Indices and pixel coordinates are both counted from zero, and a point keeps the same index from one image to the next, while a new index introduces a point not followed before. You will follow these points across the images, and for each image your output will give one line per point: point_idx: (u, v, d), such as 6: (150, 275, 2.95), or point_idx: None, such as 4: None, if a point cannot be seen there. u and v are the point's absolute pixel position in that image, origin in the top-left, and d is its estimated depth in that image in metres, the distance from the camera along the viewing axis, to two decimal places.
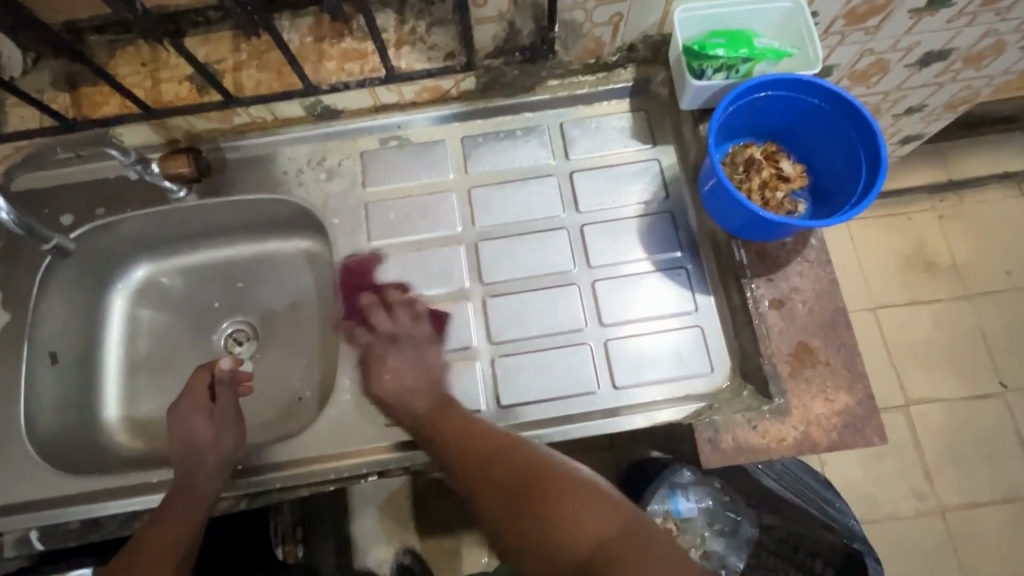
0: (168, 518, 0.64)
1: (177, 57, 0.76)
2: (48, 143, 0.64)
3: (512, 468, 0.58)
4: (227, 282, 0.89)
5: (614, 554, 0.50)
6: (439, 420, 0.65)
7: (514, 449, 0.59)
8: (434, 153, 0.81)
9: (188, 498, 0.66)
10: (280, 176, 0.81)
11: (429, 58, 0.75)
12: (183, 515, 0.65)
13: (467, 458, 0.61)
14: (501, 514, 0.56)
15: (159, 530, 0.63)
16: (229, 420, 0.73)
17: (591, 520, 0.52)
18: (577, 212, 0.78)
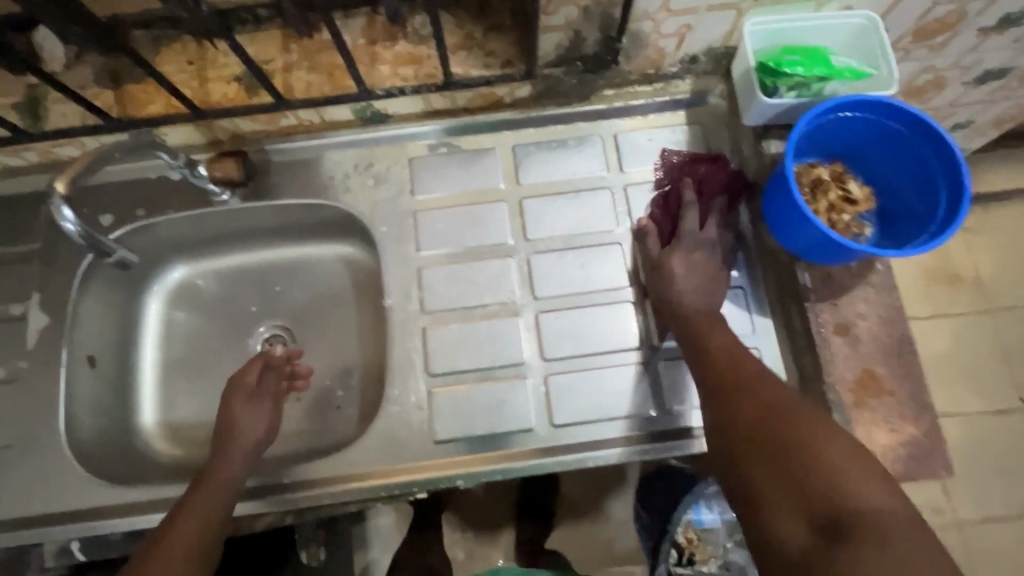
0: (192, 510, 0.62)
1: (225, 55, 0.73)
2: (107, 148, 0.61)
3: (762, 409, 0.55)
4: (263, 286, 0.87)
5: (884, 528, 0.44)
6: (709, 333, 0.64)
7: (773, 388, 0.57)
8: (484, 161, 0.79)
9: (215, 488, 0.64)
10: (325, 181, 0.78)
11: (486, 65, 0.72)
12: (208, 505, 0.62)
13: (729, 355, 0.61)
14: (751, 436, 0.54)
15: (185, 518, 0.61)
16: (267, 410, 0.73)
17: (835, 460, 0.50)
18: (631, 227, 0.77)
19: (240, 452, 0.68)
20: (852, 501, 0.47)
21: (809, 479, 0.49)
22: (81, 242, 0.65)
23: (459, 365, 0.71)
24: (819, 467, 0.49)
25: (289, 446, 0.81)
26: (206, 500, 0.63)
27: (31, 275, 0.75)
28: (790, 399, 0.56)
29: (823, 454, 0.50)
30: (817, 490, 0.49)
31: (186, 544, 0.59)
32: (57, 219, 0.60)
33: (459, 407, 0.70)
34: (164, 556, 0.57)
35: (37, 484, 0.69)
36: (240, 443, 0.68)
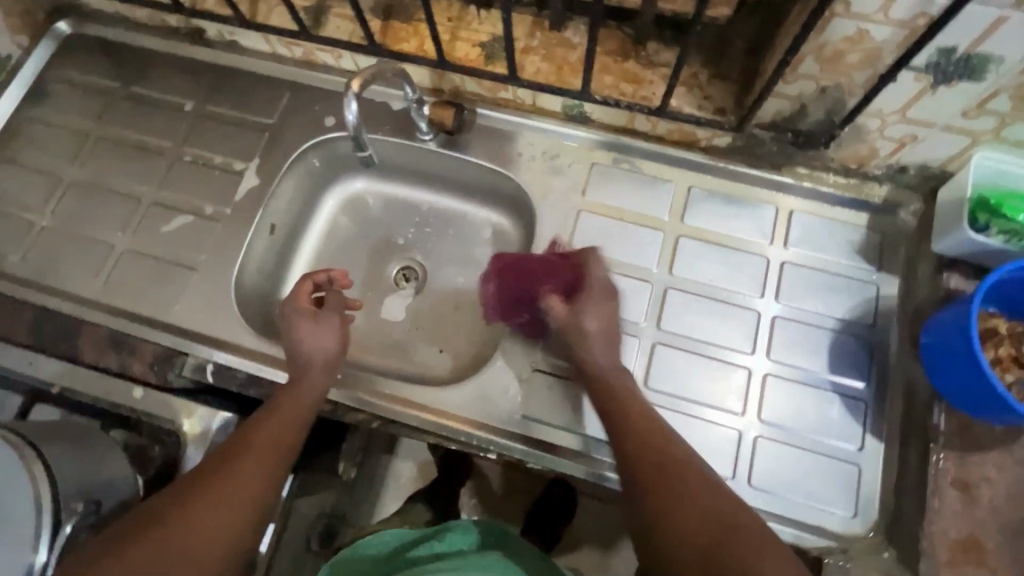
0: (279, 412, 0.66)
1: (480, 22, 0.82)
2: (381, 66, 0.73)
3: (664, 438, 0.61)
4: (417, 224, 0.97)
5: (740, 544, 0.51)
6: (611, 385, 0.67)
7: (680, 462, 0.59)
8: (658, 189, 0.82)
9: (295, 397, 0.69)
10: (514, 155, 0.86)
11: (700, 106, 0.76)
12: (287, 410, 0.67)
13: (622, 410, 0.65)
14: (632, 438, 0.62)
15: (267, 419, 0.65)
16: (327, 329, 0.74)
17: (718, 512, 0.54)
18: (773, 302, 0.77)
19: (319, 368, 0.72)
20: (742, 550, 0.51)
21: (668, 518, 0.55)
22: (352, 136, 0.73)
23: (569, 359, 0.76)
24: (696, 494, 0.56)
25: (389, 363, 0.90)
26: (286, 400, 0.68)
27: (259, 142, 0.90)
28: (672, 439, 0.61)
29: (671, 448, 0.60)
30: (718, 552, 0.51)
31: (266, 440, 0.63)
32: (344, 110, 0.70)
33: (556, 395, 0.75)
34: (251, 443, 0.62)
35: (204, 308, 0.81)
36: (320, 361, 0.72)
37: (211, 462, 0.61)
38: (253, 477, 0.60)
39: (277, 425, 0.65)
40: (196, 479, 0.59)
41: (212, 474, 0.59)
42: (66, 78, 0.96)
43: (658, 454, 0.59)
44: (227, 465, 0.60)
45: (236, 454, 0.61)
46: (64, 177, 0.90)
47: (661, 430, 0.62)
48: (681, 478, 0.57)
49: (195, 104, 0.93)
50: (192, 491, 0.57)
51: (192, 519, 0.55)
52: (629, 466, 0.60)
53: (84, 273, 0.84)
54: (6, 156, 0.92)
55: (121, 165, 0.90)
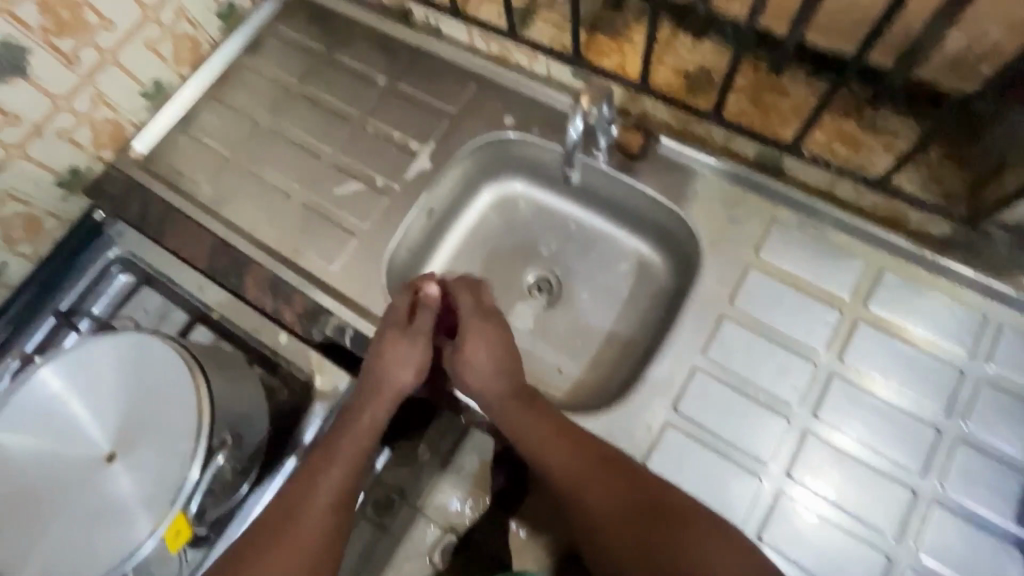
0: (344, 437, 0.72)
1: (689, 51, 0.79)
2: (599, 89, 0.72)
3: (582, 443, 0.68)
4: (562, 237, 0.96)
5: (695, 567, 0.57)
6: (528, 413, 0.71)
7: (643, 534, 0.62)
8: (843, 265, 0.75)
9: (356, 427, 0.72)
10: (688, 192, 0.81)
11: (925, 188, 0.69)
12: (348, 437, 0.72)
13: (551, 440, 0.68)
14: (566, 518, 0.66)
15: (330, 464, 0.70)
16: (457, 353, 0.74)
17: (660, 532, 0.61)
18: (957, 422, 0.67)
19: (385, 402, 0.74)
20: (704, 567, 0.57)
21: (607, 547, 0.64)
22: (568, 151, 0.77)
23: (705, 421, 0.70)
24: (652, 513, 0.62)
25: None
26: (345, 440, 0.71)
27: (438, 127, 0.92)
28: (588, 452, 0.67)
29: (569, 456, 0.67)
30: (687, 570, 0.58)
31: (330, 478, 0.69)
32: (569, 125, 0.72)
33: (683, 456, 0.69)
34: (311, 487, 0.69)
35: (355, 274, 0.85)
36: (387, 388, 0.74)
37: (285, 502, 0.68)
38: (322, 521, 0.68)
39: (341, 461, 0.70)
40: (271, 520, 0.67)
41: (289, 520, 0.67)
42: (282, 34, 1.04)
43: (590, 471, 0.66)
44: (296, 513, 0.67)
45: (304, 494, 0.68)
46: (261, 125, 0.98)
47: (544, 432, 0.69)
48: (601, 493, 0.65)
49: (387, 79, 0.97)
50: (270, 537, 0.66)
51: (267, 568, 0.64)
52: (579, 491, 0.66)
53: (259, 215, 0.91)
54: (218, 95, 1.02)
55: (310, 123, 0.96)
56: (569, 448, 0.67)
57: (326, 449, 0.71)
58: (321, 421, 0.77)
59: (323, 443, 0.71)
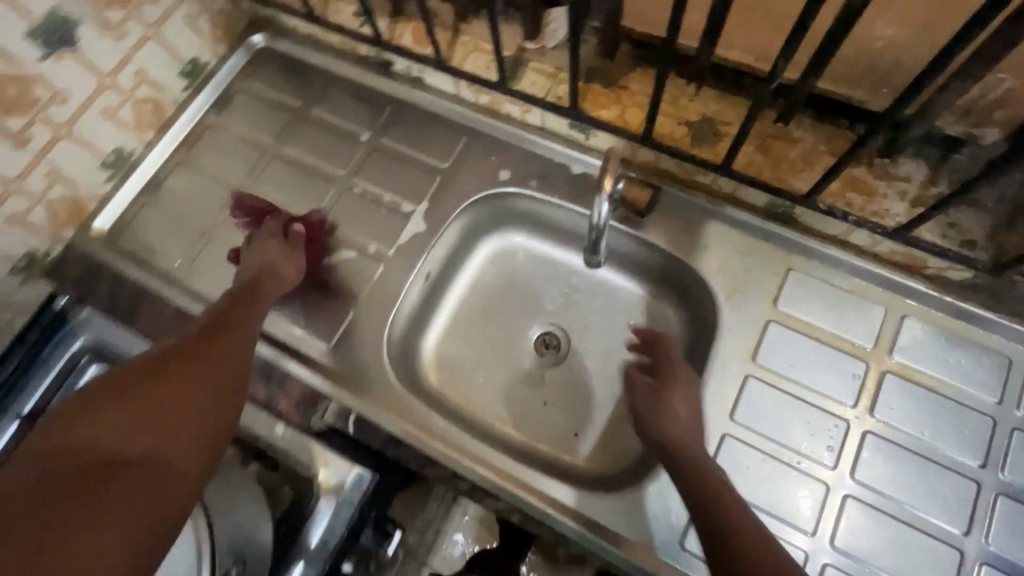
0: (180, 374, 0.63)
1: (690, 99, 0.76)
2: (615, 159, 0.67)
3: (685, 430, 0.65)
4: (567, 291, 0.90)
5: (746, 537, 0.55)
6: (666, 406, 0.67)
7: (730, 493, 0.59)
8: (863, 313, 0.73)
9: (218, 349, 0.66)
10: (699, 244, 0.78)
11: (943, 234, 0.67)
12: (209, 364, 0.65)
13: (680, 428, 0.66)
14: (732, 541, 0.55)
15: (175, 369, 0.63)
16: (665, 406, 0.67)
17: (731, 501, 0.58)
18: (997, 474, 0.65)
19: (239, 332, 0.69)
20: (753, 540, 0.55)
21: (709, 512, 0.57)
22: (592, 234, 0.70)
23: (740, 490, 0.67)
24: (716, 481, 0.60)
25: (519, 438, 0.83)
26: (206, 363, 0.64)
27: (429, 186, 0.87)
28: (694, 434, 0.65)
29: (686, 437, 0.64)
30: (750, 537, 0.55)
31: (188, 395, 0.61)
32: (595, 209, 0.67)
33: None
34: (169, 378, 0.62)
35: (353, 352, 0.79)
36: (253, 310, 0.72)
37: (82, 408, 0.58)
38: (175, 446, 0.57)
39: (199, 384, 0.63)
40: (77, 415, 0.58)
41: (119, 461, 0.53)
42: (252, 89, 0.98)
43: (692, 447, 0.63)
44: (141, 454, 0.55)
45: (119, 397, 0.59)
46: (238, 190, 0.91)
47: (676, 421, 0.67)
48: (697, 461, 0.62)
49: (371, 134, 0.92)
50: (82, 498, 0.49)
51: (125, 500, 0.51)
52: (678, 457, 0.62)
53: None
54: (187, 158, 0.95)
55: (291, 186, 0.90)
56: (693, 434, 0.65)
57: (173, 354, 0.64)
58: (329, 517, 0.71)
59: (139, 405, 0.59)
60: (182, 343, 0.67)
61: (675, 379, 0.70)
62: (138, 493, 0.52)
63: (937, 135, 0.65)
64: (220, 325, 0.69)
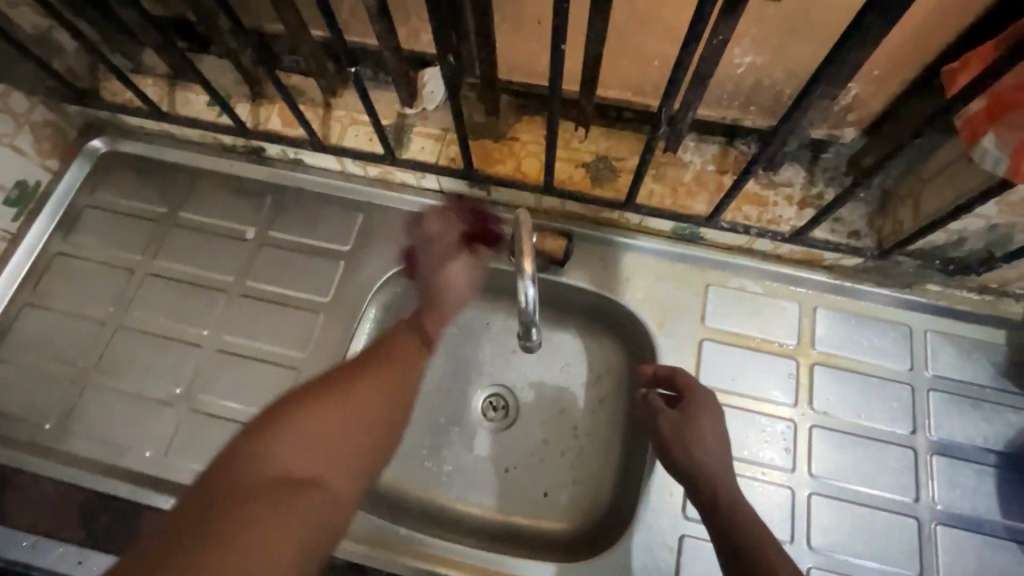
0: (356, 391, 0.59)
1: (581, 141, 0.77)
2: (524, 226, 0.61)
3: (711, 435, 0.63)
4: (504, 345, 0.87)
5: (767, 541, 0.55)
6: (694, 416, 0.64)
7: (767, 539, 0.54)
8: (782, 313, 0.77)
9: (398, 380, 0.62)
10: (621, 278, 0.78)
11: (832, 230, 0.72)
12: (388, 385, 0.61)
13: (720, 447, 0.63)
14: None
15: (353, 396, 0.58)
16: (694, 437, 0.63)
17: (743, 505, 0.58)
18: (925, 435, 0.71)
19: (404, 359, 0.65)
20: (772, 543, 0.54)
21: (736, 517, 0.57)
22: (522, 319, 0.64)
23: None
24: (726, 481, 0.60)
25: (488, 517, 0.78)
26: (381, 378, 0.61)
27: (334, 273, 0.81)
28: (716, 426, 0.64)
29: (712, 443, 0.62)
30: (767, 539, 0.55)
31: (354, 426, 0.57)
32: (520, 293, 0.61)
33: (707, 566, 0.66)
34: (350, 402, 0.58)
35: None
36: (406, 355, 0.65)
37: (275, 410, 0.55)
38: (344, 471, 0.54)
39: (376, 404, 0.59)
40: (271, 427, 0.53)
41: (299, 473, 0.51)
42: (101, 202, 0.85)
43: (715, 446, 0.62)
44: (307, 477, 0.52)
45: (311, 412, 0.55)
46: (108, 322, 0.79)
47: (714, 446, 0.62)
48: (719, 460, 0.61)
49: (257, 229, 0.83)
50: (236, 514, 0.46)
51: (273, 522, 0.47)
52: (700, 452, 0.61)
53: (136, 440, 0.73)
54: (35, 298, 0.80)
55: (175, 303, 0.80)
56: (714, 439, 0.63)
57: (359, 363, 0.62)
58: None
59: (326, 398, 0.57)
60: (355, 360, 0.63)
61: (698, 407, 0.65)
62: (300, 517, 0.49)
63: (806, 141, 0.71)
64: (373, 355, 0.64)
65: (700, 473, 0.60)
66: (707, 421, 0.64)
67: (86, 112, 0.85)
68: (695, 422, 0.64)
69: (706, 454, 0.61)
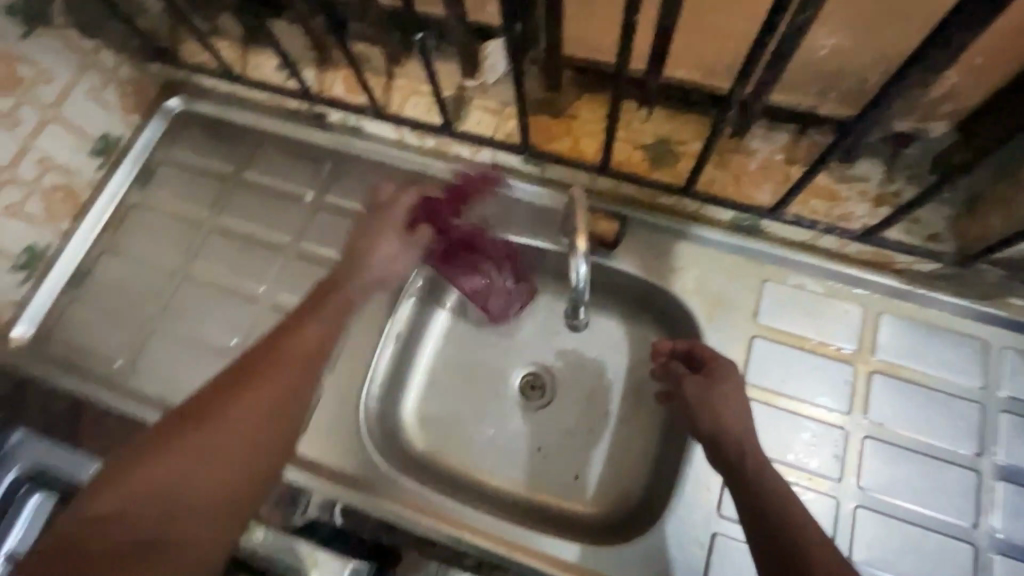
0: (236, 399, 0.62)
1: (642, 121, 0.75)
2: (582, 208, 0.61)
3: (734, 405, 0.60)
4: (546, 326, 0.86)
5: (797, 521, 0.50)
6: (715, 384, 0.61)
7: (788, 501, 0.52)
8: (842, 316, 0.72)
9: (262, 391, 0.63)
10: (672, 267, 0.76)
11: (908, 232, 0.67)
12: (249, 415, 0.62)
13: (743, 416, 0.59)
14: (796, 556, 0.48)
15: (220, 421, 0.61)
16: (715, 404, 0.60)
17: (774, 480, 0.54)
18: (993, 459, 0.66)
19: (301, 367, 0.66)
20: (803, 521, 0.50)
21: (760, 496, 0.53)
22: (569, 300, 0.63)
23: None
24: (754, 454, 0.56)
25: (518, 492, 0.79)
26: (243, 405, 0.62)
27: None
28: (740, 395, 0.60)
29: (735, 410, 0.59)
30: (797, 520, 0.50)
31: (241, 459, 0.60)
32: (570, 270, 0.61)
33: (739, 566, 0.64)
34: (205, 431, 0.60)
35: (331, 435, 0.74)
36: (295, 373, 0.66)
37: (148, 439, 0.60)
38: (232, 488, 0.59)
39: (231, 423, 0.61)
40: (138, 454, 0.59)
41: (165, 517, 0.56)
42: (175, 157, 0.90)
43: (738, 417, 0.59)
44: (180, 520, 0.56)
45: (174, 445, 0.59)
46: (174, 271, 0.84)
47: (739, 414, 0.59)
48: (742, 431, 0.58)
49: (315, 193, 0.86)
50: (108, 552, 0.52)
51: (174, 546, 0.55)
52: (721, 423, 0.58)
53: (194, 385, 0.78)
54: (112, 243, 0.86)
55: (237, 258, 0.84)
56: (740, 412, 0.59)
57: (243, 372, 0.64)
58: None
59: (194, 418, 0.61)
60: (239, 368, 0.65)
61: (719, 374, 0.62)
62: (156, 537, 0.55)
63: (890, 133, 0.66)
64: (262, 354, 0.66)
65: (719, 445, 0.58)
66: (730, 388, 0.61)
67: (166, 70, 0.89)
68: (715, 388, 0.61)
69: (729, 423, 0.58)
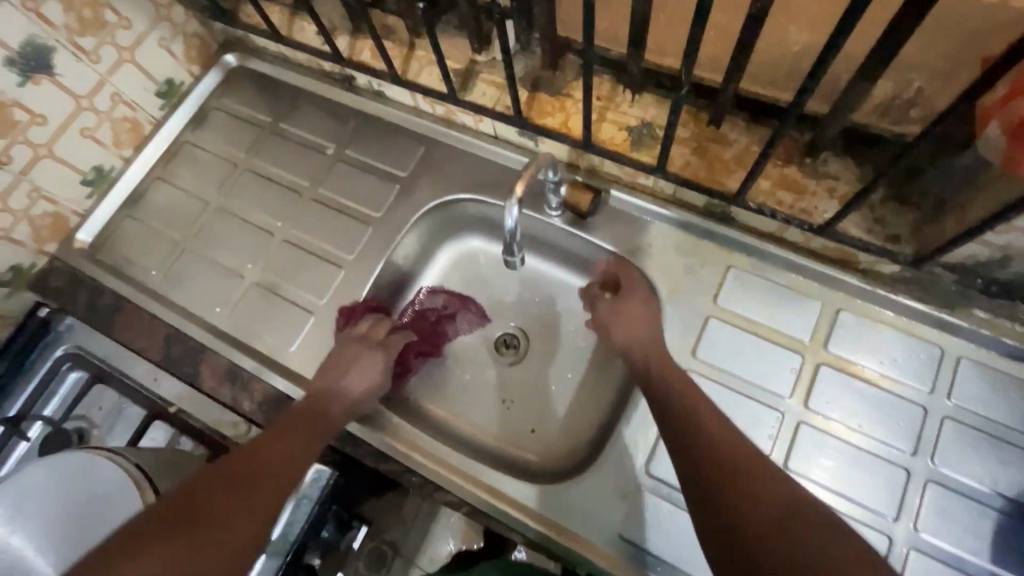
0: (252, 486, 0.63)
1: (629, 105, 0.80)
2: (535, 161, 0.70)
3: (643, 313, 0.76)
4: (526, 291, 0.93)
5: (698, 417, 0.65)
6: (628, 297, 0.78)
7: (694, 396, 0.67)
8: (800, 308, 0.75)
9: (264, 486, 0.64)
10: (643, 244, 0.81)
11: (869, 231, 0.69)
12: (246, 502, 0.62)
13: (647, 322, 0.76)
14: (698, 454, 0.61)
15: (223, 507, 0.60)
16: (625, 313, 0.77)
17: (682, 384, 0.69)
18: (927, 461, 0.67)
19: (294, 439, 0.70)
20: (706, 421, 0.64)
21: (667, 405, 0.67)
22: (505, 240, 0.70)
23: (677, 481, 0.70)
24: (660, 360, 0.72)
25: (477, 435, 0.86)
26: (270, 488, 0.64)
27: (389, 194, 0.91)
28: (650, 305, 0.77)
29: (643, 318, 0.76)
30: (703, 422, 0.64)
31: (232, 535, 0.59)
32: (505, 214, 0.66)
33: (657, 520, 0.69)
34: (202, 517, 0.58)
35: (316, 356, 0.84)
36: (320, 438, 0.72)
37: (150, 520, 0.56)
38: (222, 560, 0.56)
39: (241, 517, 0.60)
40: (125, 545, 0.54)
41: None
42: (225, 106, 1.03)
43: (649, 327, 0.75)
44: None
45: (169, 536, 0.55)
46: (210, 202, 0.96)
47: (647, 317, 0.76)
48: (651, 336, 0.74)
49: (336, 147, 0.96)
50: None
51: None
52: (631, 336, 0.75)
53: (212, 299, 0.89)
54: (165, 173, 1.00)
55: (262, 197, 0.95)
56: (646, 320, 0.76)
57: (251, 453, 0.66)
58: (289, 513, 0.72)
59: (206, 507, 0.59)
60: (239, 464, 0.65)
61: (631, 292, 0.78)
62: None
63: (861, 133, 0.68)
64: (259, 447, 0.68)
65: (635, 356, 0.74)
66: (634, 299, 0.77)
67: (226, 29, 1.02)
68: (622, 300, 0.78)
69: (633, 328, 0.75)
